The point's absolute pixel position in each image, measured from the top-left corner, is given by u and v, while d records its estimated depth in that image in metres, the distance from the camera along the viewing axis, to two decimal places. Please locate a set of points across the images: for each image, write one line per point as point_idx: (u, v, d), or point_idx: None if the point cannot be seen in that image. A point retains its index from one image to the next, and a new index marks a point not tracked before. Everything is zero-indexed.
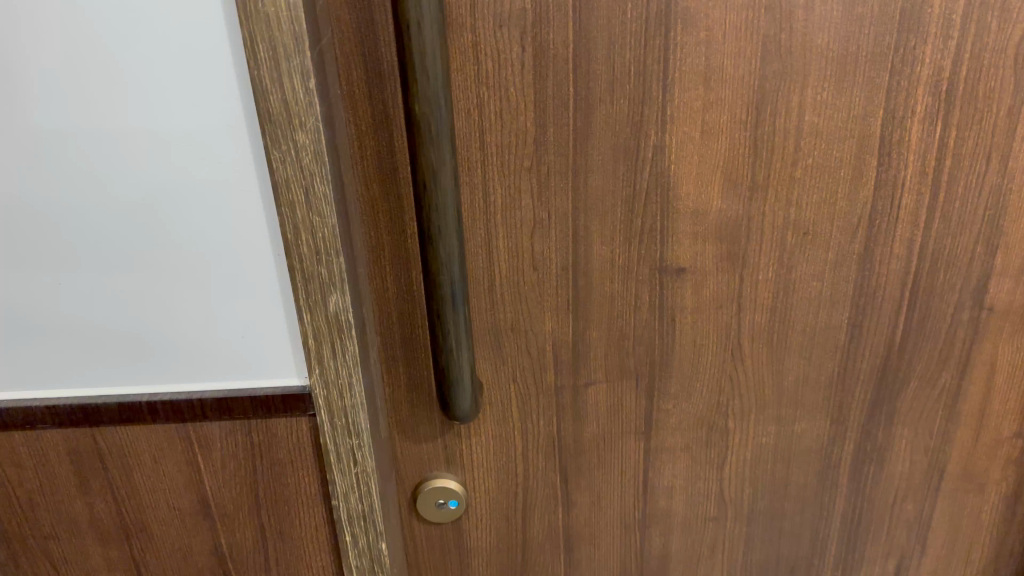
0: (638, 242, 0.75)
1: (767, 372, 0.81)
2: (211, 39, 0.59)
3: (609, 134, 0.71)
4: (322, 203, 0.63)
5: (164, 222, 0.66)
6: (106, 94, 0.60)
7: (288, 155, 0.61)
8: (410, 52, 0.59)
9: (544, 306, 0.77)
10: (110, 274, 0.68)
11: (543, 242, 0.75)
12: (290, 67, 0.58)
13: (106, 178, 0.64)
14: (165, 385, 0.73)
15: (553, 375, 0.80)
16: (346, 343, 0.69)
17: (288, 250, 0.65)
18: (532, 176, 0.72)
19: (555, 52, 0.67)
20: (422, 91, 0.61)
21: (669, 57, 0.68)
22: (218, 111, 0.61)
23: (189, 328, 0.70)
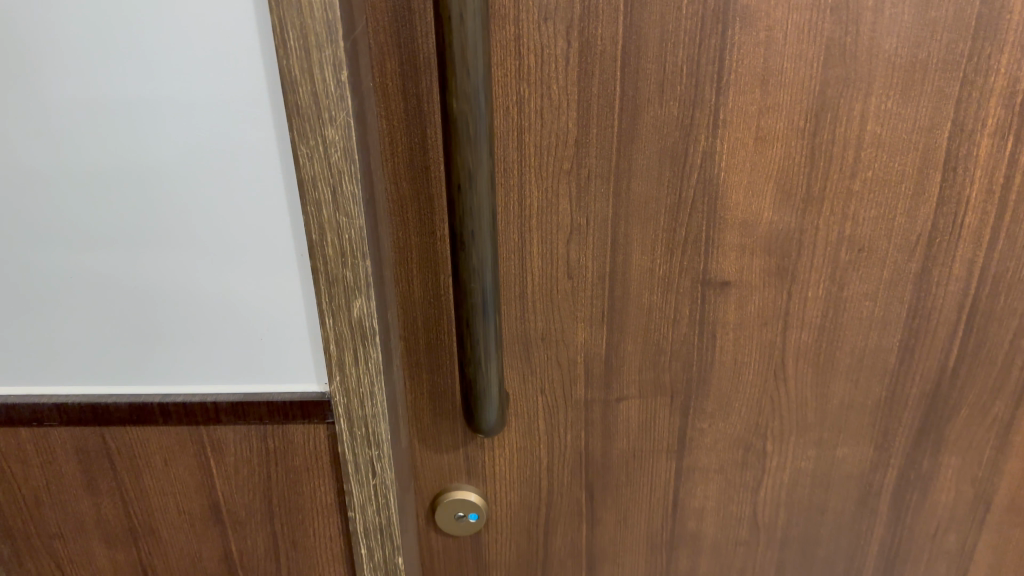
0: (681, 253, 0.71)
1: (810, 394, 0.77)
2: (236, 26, 0.55)
3: (656, 137, 0.66)
4: (350, 202, 0.60)
5: (181, 217, 0.62)
6: (124, 81, 0.57)
7: (315, 151, 0.58)
8: (449, 44, 0.55)
9: (577, 316, 0.73)
10: (123, 270, 0.64)
11: (580, 249, 0.71)
12: (321, 56, 0.55)
13: (121, 169, 0.60)
14: (177, 388, 0.69)
15: (584, 388, 0.76)
16: (369, 350, 0.65)
17: (311, 250, 0.62)
18: (571, 179, 0.68)
19: (603, 49, 0.63)
20: (461, 87, 0.57)
21: (725, 58, 0.63)
22: (240, 103, 0.58)
23: (205, 328, 0.67)
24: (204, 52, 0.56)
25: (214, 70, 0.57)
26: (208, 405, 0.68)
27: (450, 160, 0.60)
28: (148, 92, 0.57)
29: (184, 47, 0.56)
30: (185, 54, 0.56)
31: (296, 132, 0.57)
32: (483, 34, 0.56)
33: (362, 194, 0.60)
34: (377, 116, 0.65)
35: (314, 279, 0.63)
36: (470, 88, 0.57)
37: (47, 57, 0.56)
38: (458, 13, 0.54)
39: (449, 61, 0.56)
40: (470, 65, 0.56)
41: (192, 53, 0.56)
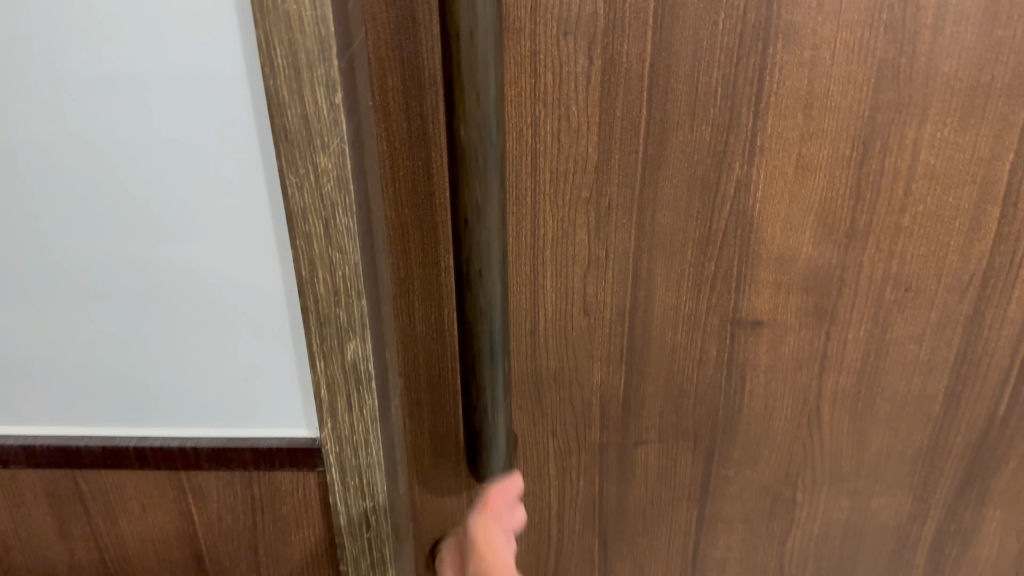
0: (709, 290, 0.64)
1: (845, 441, 0.70)
2: (222, 46, 0.49)
3: (685, 165, 0.60)
4: (344, 237, 0.53)
5: (160, 250, 0.56)
6: (99, 97, 0.51)
7: (306, 180, 0.51)
8: (457, 66, 0.49)
9: (592, 355, 0.67)
10: (101, 301, 0.58)
11: (598, 284, 0.64)
12: (313, 75, 0.48)
13: (93, 196, 0.54)
14: (155, 430, 0.64)
15: (599, 431, 0.70)
16: (364, 395, 0.59)
17: (301, 288, 0.55)
18: (589, 208, 0.62)
19: (629, 66, 0.57)
20: (470, 114, 0.50)
21: (765, 79, 0.57)
22: (226, 126, 0.51)
23: (190, 364, 0.61)
24: (187, 69, 0.49)
25: (196, 94, 0.50)
26: (188, 450, 0.63)
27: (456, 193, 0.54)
28: (122, 114, 0.51)
29: (165, 63, 0.49)
30: (167, 72, 0.49)
31: (282, 158, 0.51)
32: (496, 55, 0.49)
33: (359, 228, 0.54)
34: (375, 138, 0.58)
35: (304, 319, 0.57)
36: (480, 115, 0.50)
37: (11, 72, 0.50)
38: (469, 32, 0.48)
39: (456, 84, 0.50)
40: (482, 89, 0.50)
41: (175, 70, 0.49)
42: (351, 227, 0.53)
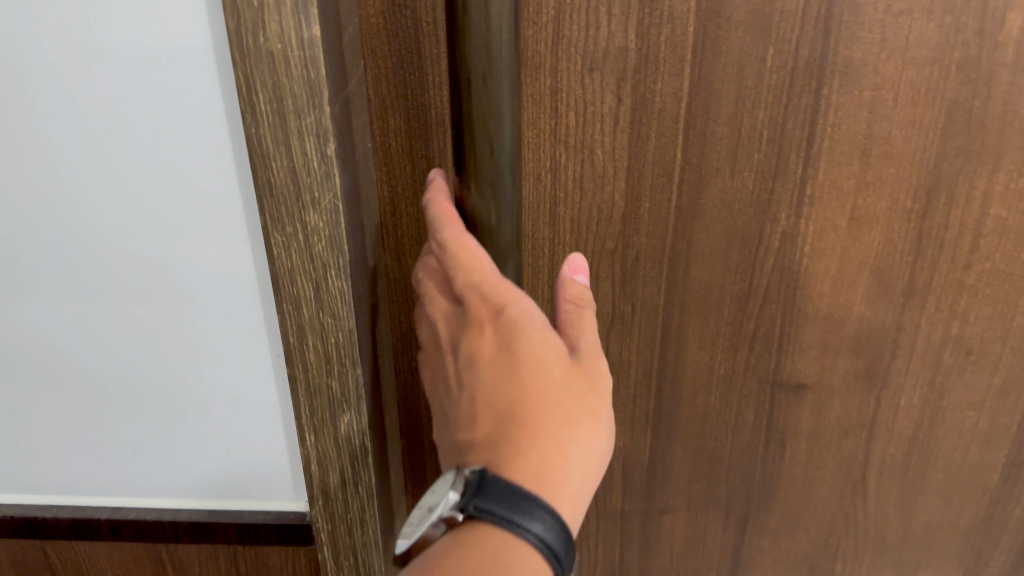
0: (748, 350, 0.58)
1: (892, 512, 0.64)
2: (197, 96, 0.43)
3: (725, 215, 0.53)
4: (338, 302, 0.46)
5: (136, 311, 0.51)
6: (73, 107, 0.44)
7: (293, 239, 0.45)
8: (470, 114, 0.42)
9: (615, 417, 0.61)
10: (76, 330, 0.52)
11: (622, 342, 0.58)
12: (302, 125, 0.41)
13: (62, 256, 0.49)
14: (139, 495, 0.59)
15: (620, 497, 0.64)
16: (360, 472, 0.52)
17: (289, 354, 0.49)
18: (614, 261, 0.55)
19: (662, 106, 0.50)
20: (485, 169, 0.44)
21: (817, 122, 0.50)
22: (214, 155, 0.45)
23: (173, 404, 0.55)
24: (171, 87, 0.43)
25: (176, 124, 0.44)
26: (165, 523, 0.58)
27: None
28: (92, 170, 0.46)
29: (146, 78, 0.43)
30: (148, 89, 0.43)
31: (267, 215, 0.44)
32: (514, 102, 0.43)
33: (355, 291, 0.47)
34: (371, 185, 0.51)
35: (292, 386, 0.50)
36: (494, 169, 0.44)
37: None
38: (485, 78, 0.41)
39: (468, 135, 0.43)
40: (497, 140, 0.43)
41: (157, 88, 0.43)
42: (346, 293, 0.46)
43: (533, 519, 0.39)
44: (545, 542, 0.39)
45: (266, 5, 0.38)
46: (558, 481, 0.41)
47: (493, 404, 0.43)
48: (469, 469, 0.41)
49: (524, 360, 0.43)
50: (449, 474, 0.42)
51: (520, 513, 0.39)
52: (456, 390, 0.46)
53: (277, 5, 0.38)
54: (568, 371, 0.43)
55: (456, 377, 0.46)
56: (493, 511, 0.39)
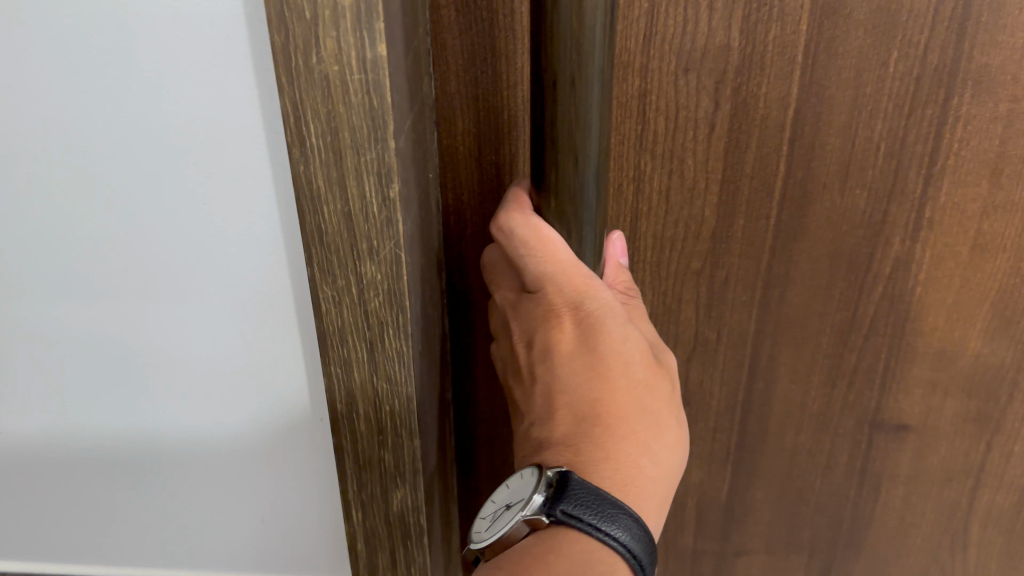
0: (846, 386, 0.52)
1: (996, 567, 0.57)
2: (232, 131, 0.37)
3: (829, 236, 0.47)
4: (392, 367, 0.42)
5: (165, 370, 0.46)
6: (82, 114, 0.38)
7: (345, 293, 0.40)
8: (553, 124, 0.37)
9: (691, 452, 0.55)
10: (83, 357, 0.46)
11: (704, 371, 0.52)
12: (361, 161, 0.36)
13: (82, 309, 0.44)
14: (170, 554, 0.55)
15: (692, 535, 0.59)
16: (413, 549, 0.48)
17: (337, 422, 0.45)
18: (700, 283, 0.50)
19: (765, 113, 0.44)
20: (567, 185, 0.39)
21: (943, 136, 0.44)
22: (243, 188, 0.39)
23: (190, 444, 0.49)
24: (197, 108, 0.37)
25: (201, 149, 0.38)
26: None
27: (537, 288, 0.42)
28: (114, 218, 0.41)
29: (169, 94, 0.37)
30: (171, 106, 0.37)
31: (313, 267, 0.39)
32: (603, 111, 0.38)
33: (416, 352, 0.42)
34: (429, 219, 0.45)
35: (339, 457, 0.46)
36: (576, 186, 0.39)
37: None
38: (573, 84, 0.36)
39: (549, 146, 0.38)
40: (582, 154, 0.38)
41: (180, 107, 0.37)
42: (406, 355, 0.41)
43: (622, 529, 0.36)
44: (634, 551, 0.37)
45: (322, 18, 0.32)
46: (645, 483, 0.40)
47: (574, 397, 0.41)
48: (550, 469, 0.38)
49: (606, 360, 0.41)
50: (527, 474, 0.39)
51: (608, 520, 0.37)
52: (529, 374, 0.43)
53: (335, 18, 0.32)
54: (648, 367, 0.41)
55: (529, 361, 0.43)
56: (581, 518, 0.36)
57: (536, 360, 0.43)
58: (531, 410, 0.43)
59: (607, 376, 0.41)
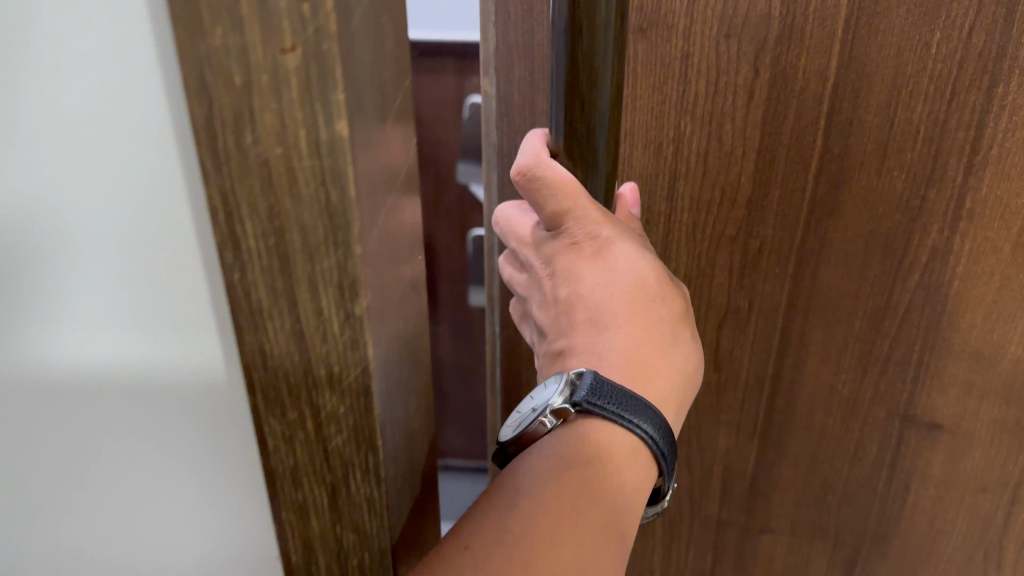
0: (877, 374, 0.51)
1: None
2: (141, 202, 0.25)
3: (864, 216, 0.47)
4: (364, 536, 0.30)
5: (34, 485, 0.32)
6: None
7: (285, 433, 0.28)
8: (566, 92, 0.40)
9: (719, 421, 0.56)
10: None
11: (735, 341, 0.53)
12: (314, 270, 0.24)
13: None
14: None
15: (718, 506, 0.60)
16: None
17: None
18: (735, 248, 0.50)
19: (803, 85, 0.45)
20: (590, 140, 0.42)
21: (986, 125, 0.43)
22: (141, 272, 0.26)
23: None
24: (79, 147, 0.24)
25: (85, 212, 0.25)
26: None
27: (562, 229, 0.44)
28: None
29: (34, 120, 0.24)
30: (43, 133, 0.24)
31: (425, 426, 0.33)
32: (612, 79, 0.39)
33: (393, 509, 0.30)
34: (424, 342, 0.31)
35: None
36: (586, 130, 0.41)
37: None
38: (580, 58, 0.38)
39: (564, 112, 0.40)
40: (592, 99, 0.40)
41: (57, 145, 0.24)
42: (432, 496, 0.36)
43: (646, 417, 0.37)
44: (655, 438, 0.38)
45: (255, 84, 0.21)
46: (663, 386, 0.41)
47: (587, 318, 0.43)
48: (572, 371, 0.38)
49: (622, 278, 0.43)
50: (551, 378, 0.40)
51: (632, 408, 0.37)
52: (553, 299, 0.46)
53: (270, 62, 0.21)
54: (659, 285, 0.44)
55: (553, 287, 0.46)
56: (607, 407, 0.37)
57: (559, 285, 0.45)
58: (552, 332, 0.46)
59: (619, 297, 0.43)
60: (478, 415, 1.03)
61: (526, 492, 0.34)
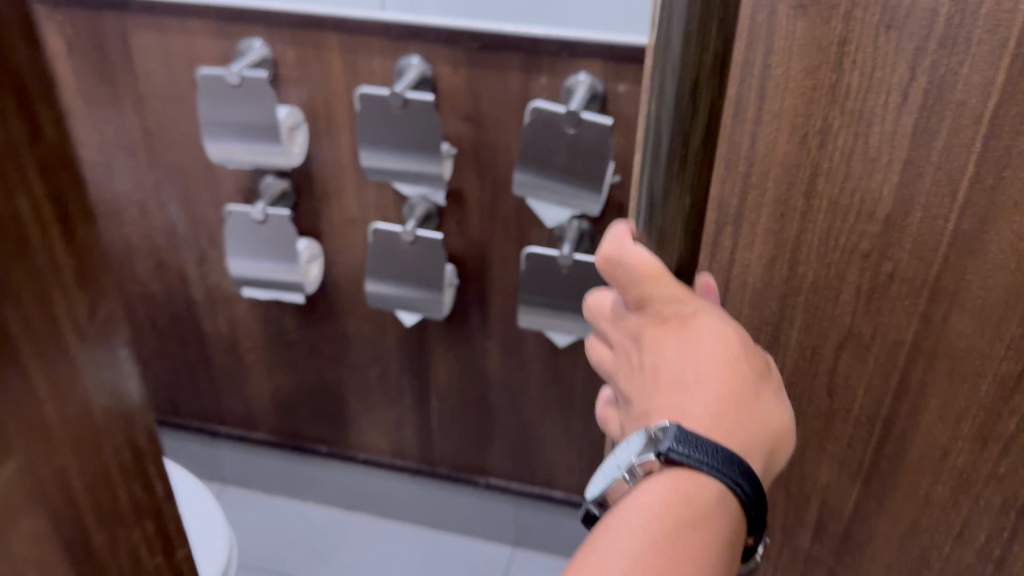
0: (998, 452, 0.44)
1: None
2: None
3: (1009, 265, 0.39)
4: None
5: None
6: None
7: None
8: (664, 78, 0.32)
9: (825, 452, 0.51)
10: None
11: (853, 365, 0.48)
12: None
13: None
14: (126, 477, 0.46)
15: (809, 536, 0.55)
16: None
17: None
18: (866, 267, 0.44)
19: (962, 98, 0.37)
20: (692, 149, 0.34)
21: None
22: None
23: None
24: None
25: None
26: None
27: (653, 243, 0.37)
28: None
29: None
30: None
31: None
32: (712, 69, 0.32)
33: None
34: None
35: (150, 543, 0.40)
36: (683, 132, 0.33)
37: None
38: (689, 40, 0.31)
39: (662, 105, 0.33)
40: (696, 86, 0.32)
41: None
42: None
43: (740, 468, 0.34)
44: (748, 489, 0.34)
45: None
46: (743, 435, 0.36)
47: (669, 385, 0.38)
48: (654, 425, 0.35)
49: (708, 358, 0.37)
50: (634, 434, 0.36)
51: (723, 461, 0.34)
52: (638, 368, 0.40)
53: None
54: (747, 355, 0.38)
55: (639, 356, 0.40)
56: (696, 461, 0.33)
57: (645, 356, 0.39)
58: (634, 399, 0.40)
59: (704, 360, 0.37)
60: (534, 420, 0.98)
61: (628, 554, 0.31)
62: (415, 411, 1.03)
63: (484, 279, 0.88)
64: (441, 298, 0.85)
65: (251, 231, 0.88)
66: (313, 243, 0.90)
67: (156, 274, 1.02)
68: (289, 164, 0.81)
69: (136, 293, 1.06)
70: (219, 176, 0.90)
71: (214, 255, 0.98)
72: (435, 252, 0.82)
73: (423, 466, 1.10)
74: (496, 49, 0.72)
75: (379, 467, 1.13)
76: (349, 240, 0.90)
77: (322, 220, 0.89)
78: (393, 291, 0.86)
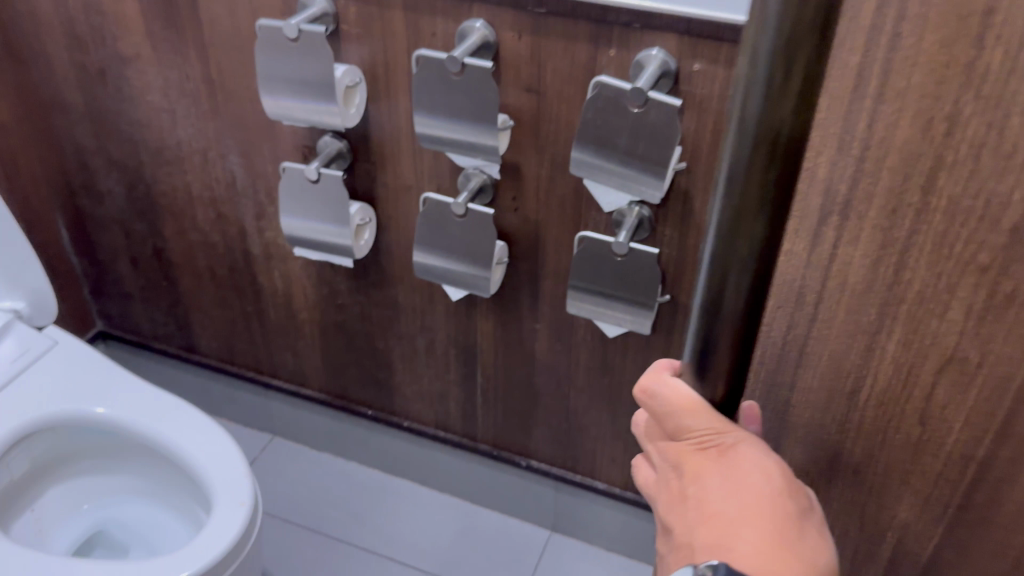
0: None
1: None
2: None
3: None
4: None
5: None
6: None
7: None
8: (760, 26, 0.22)
9: (909, 487, 0.52)
10: None
11: (954, 400, 0.47)
12: None
13: None
14: None
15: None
16: None
17: None
18: (980, 288, 0.42)
19: None
20: (785, 149, 0.24)
21: None
22: None
23: None
24: None
25: None
26: None
27: (715, 272, 0.27)
28: None
29: None
30: None
31: None
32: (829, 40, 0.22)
33: None
34: None
35: None
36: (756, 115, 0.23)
37: None
38: None
39: (755, 67, 0.23)
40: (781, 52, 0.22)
41: None
42: None
43: None
44: None
45: None
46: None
47: (715, 517, 0.36)
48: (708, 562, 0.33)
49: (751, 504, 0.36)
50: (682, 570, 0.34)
51: None
52: (679, 496, 0.38)
53: None
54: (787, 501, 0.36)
55: (679, 482, 0.38)
56: None
57: (687, 484, 0.37)
58: (673, 526, 0.38)
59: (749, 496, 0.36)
60: (579, 412, 0.93)
61: None
62: (460, 386, 0.99)
63: (537, 259, 0.82)
64: (489, 277, 0.80)
65: (304, 189, 0.83)
66: (368, 208, 0.86)
67: (216, 224, 1.00)
68: (343, 125, 0.76)
69: (197, 241, 1.04)
70: (278, 132, 0.86)
71: (272, 211, 0.94)
72: (486, 227, 0.77)
73: (466, 440, 1.06)
74: (565, 15, 0.66)
75: (422, 436, 1.08)
76: (402, 208, 0.85)
77: (378, 184, 0.85)
78: (440, 263, 0.81)
